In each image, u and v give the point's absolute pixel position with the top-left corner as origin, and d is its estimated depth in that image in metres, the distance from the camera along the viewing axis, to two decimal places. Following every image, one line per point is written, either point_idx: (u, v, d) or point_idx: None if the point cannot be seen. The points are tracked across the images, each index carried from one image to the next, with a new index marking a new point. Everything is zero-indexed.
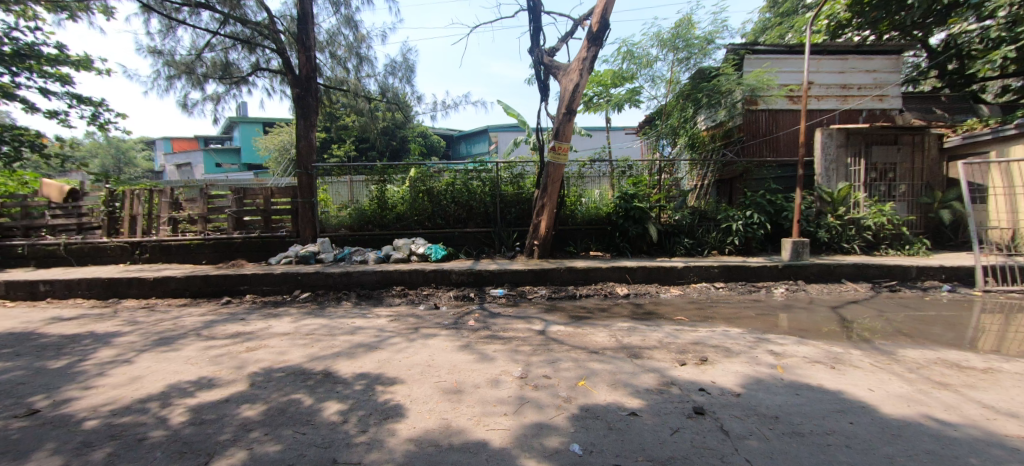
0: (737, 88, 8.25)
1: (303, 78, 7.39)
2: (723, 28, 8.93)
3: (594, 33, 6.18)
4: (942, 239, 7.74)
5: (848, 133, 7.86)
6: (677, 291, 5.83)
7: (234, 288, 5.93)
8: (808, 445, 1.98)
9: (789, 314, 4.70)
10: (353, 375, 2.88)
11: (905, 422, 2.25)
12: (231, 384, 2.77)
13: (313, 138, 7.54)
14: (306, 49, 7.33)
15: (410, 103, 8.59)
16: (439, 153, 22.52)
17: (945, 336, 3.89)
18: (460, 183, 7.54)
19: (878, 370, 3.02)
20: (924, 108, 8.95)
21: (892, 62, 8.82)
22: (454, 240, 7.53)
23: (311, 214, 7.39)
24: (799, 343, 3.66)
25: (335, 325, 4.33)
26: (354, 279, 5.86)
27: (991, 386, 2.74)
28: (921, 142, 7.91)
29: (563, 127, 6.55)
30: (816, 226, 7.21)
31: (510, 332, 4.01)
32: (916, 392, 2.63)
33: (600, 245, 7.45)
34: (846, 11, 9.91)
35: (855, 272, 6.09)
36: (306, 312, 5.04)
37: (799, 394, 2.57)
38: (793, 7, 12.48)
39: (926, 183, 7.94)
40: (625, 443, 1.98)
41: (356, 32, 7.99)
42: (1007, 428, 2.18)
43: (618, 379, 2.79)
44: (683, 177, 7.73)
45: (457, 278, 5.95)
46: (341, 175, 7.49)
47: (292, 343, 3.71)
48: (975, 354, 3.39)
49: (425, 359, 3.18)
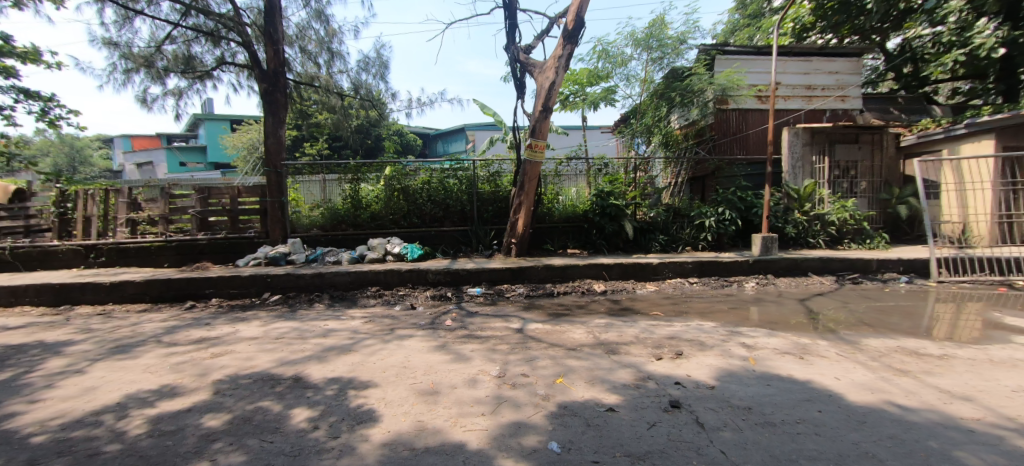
0: (709, 88, 8.45)
1: (270, 72, 7.12)
2: (695, 29, 9.13)
3: (570, 31, 6.20)
4: (898, 233, 8.15)
5: (813, 132, 8.18)
6: (653, 287, 5.92)
7: (198, 292, 5.67)
8: (779, 434, 2.03)
9: (759, 307, 4.84)
10: (325, 379, 2.79)
11: (870, 408, 2.33)
12: (194, 393, 2.63)
13: (282, 136, 7.29)
14: (274, 42, 7.07)
15: (385, 100, 8.42)
16: (415, 151, 22.22)
17: (903, 325, 4.08)
18: (436, 182, 7.45)
19: (843, 359, 3.13)
20: (882, 108, 9.45)
21: (853, 64, 9.27)
22: (431, 239, 7.42)
23: (281, 214, 7.15)
24: (769, 335, 3.77)
25: (307, 328, 4.19)
26: (327, 280, 5.70)
27: (946, 371, 2.88)
28: (880, 141, 8.30)
29: (540, 125, 6.52)
30: (784, 222, 7.46)
31: (488, 331, 3.97)
32: (878, 379, 2.74)
33: (577, 242, 7.50)
34: (810, 15, 10.37)
35: (820, 266, 6.34)
36: (276, 316, 4.85)
37: (770, 385, 2.64)
38: (760, 10, 12.93)
39: (884, 181, 8.33)
40: (603, 439, 1.97)
41: (328, 27, 7.78)
42: (961, 411, 2.30)
43: (595, 375, 2.79)
44: (658, 175, 7.85)
45: (434, 277, 5.87)
46: (313, 174, 7.28)
47: (260, 348, 3.56)
48: (931, 341, 3.56)
49: (400, 361, 3.11)
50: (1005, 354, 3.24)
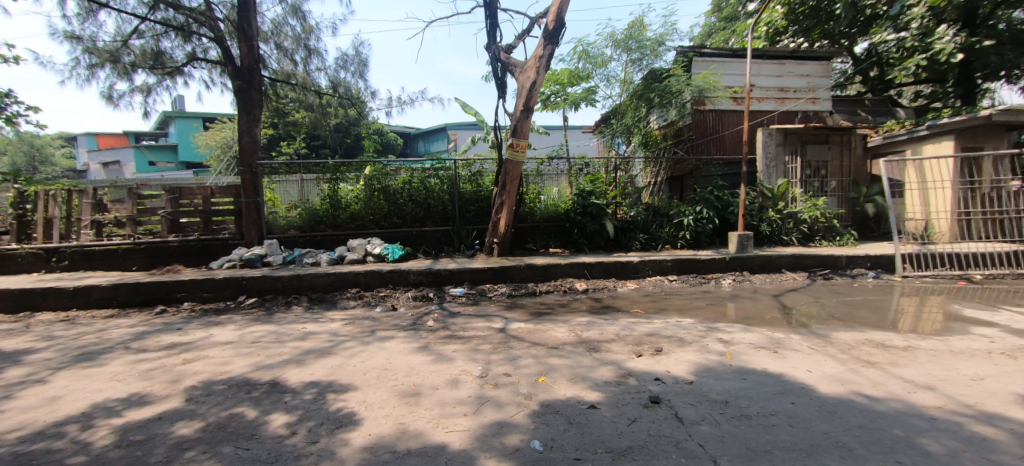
0: (687, 89, 8.61)
1: (244, 69, 6.93)
2: (672, 31, 9.30)
3: (551, 31, 6.23)
4: (866, 230, 8.47)
5: (785, 133, 8.43)
6: (633, 285, 6.01)
7: (169, 296, 5.47)
8: (755, 427, 2.08)
9: (735, 303, 4.97)
10: (303, 383, 2.73)
11: (840, 399, 2.42)
12: (165, 401, 2.53)
13: (258, 134, 7.10)
14: (248, 38, 6.88)
15: (364, 99, 8.30)
16: (395, 150, 21.99)
17: (870, 318, 4.25)
18: (417, 182, 7.38)
19: (814, 352, 3.24)
20: (850, 110, 9.80)
21: (824, 68, 9.59)
22: (412, 239, 7.35)
23: (256, 214, 6.97)
24: (745, 330, 3.87)
25: (285, 332, 4.10)
26: (305, 283, 5.59)
27: (910, 362, 3.02)
28: (848, 141, 8.63)
29: (521, 124, 6.54)
30: (759, 221, 7.67)
31: (470, 332, 3.95)
32: (848, 371, 2.85)
33: (559, 242, 7.55)
34: (782, 19, 10.69)
35: (793, 263, 6.55)
36: (252, 319, 4.72)
37: (746, 379, 2.71)
38: (735, 13, 13.27)
39: (853, 180, 8.66)
40: (584, 436, 1.99)
41: (304, 23, 7.62)
42: (924, 399, 2.41)
43: (577, 373, 2.82)
44: (638, 174, 7.96)
45: (415, 278, 5.81)
46: (290, 174, 7.11)
47: (235, 353, 3.46)
48: (897, 334, 3.73)
49: (381, 363, 3.07)
50: (963, 345, 3.41)
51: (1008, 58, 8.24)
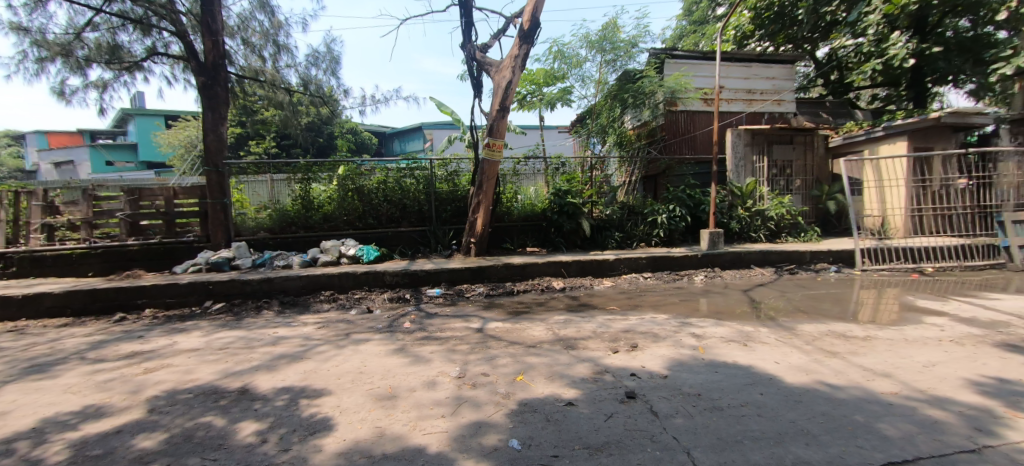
0: (659, 90, 8.80)
1: (208, 65, 6.66)
2: (645, 33, 9.48)
3: (526, 31, 6.25)
4: (828, 227, 8.86)
5: (753, 133, 8.70)
6: (609, 283, 6.10)
7: (129, 302, 5.20)
8: (726, 418, 2.15)
9: (707, 298, 5.12)
10: (275, 390, 2.65)
11: (805, 389, 2.52)
12: (124, 412, 2.41)
13: (224, 133, 6.84)
14: (212, 33, 6.61)
15: (337, 97, 8.12)
16: (370, 150, 21.59)
17: (832, 310, 4.47)
18: (392, 182, 7.27)
19: (781, 344, 3.37)
20: (813, 112, 10.22)
21: (788, 71, 9.99)
22: (388, 240, 7.23)
23: (223, 216, 6.72)
24: (716, 324, 3.99)
25: (254, 337, 3.96)
26: (276, 286, 5.43)
27: (868, 351, 3.18)
28: (811, 142, 9.01)
29: (497, 124, 6.53)
30: (728, 218, 7.92)
31: (447, 332, 3.93)
32: (812, 362, 2.97)
33: (536, 241, 7.58)
34: (749, 24, 11.26)
35: (761, 259, 6.79)
36: (219, 325, 4.54)
37: (717, 372, 2.79)
38: (704, 17, 13.67)
39: (815, 179, 9.06)
40: (562, 433, 2.01)
41: (273, 19, 7.38)
42: (882, 386, 2.54)
43: (554, 371, 2.84)
44: (613, 174, 8.08)
45: (391, 279, 5.73)
46: (259, 173, 6.88)
47: (202, 360, 3.32)
48: (857, 324, 3.92)
49: (356, 367, 3.01)
50: (917, 334, 3.61)
51: (955, 64, 8.83)
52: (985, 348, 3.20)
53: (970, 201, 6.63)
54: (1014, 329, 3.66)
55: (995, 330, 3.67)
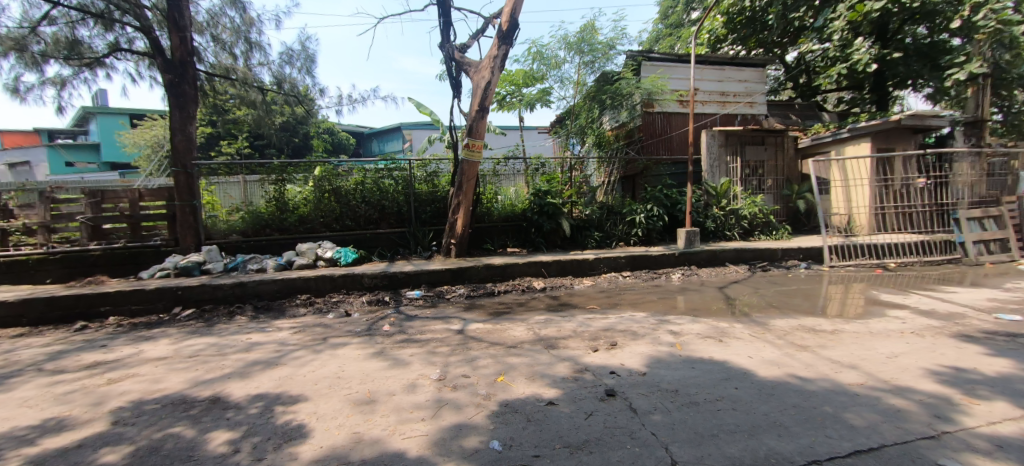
0: (636, 91, 8.96)
1: (176, 61, 6.41)
2: (622, 35, 9.62)
3: (505, 32, 6.25)
4: (798, 225, 9.19)
5: (727, 134, 8.91)
6: (589, 282, 6.16)
7: (91, 311, 4.96)
8: (702, 413, 2.20)
9: (684, 296, 5.22)
10: (248, 397, 2.57)
11: (778, 382, 2.60)
12: (86, 425, 2.29)
13: (192, 132, 6.59)
14: (180, 29, 6.36)
15: (312, 96, 7.94)
16: (348, 150, 21.20)
17: (803, 305, 4.63)
18: (370, 182, 7.16)
19: (754, 339, 3.47)
20: (783, 114, 10.57)
21: (759, 74, 10.30)
22: (366, 241, 7.11)
23: (193, 219, 6.49)
24: (693, 321, 4.08)
25: (227, 343, 3.83)
26: (250, 290, 5.27)
27: (836, 344, 3.31)
28: (781, 143, 9.32)
29: (477, 124, 6.50)
30: (704, 217, 8.11)
31: (427, 334, 3.89)
32: (784, 355, 3.07)
33: (516, 241, 7.59)
34: (722, 28, 11.63)
35: (735, 257, 6.98)
36: (189, 332, 4.37)
37: (694, 368, 2.86)
38: (680, 21, 14.00)
39: (786, 179, 9.37)
40: (543, 432, 2.02)
41: (244, 15, 7.17)
42: (849, 378, 2.64)
43: (535, 371, 2.85)
44: (592, 174, 8.15)
45: (370, 282, 5.64)
46: (231, 174, 6.66)
47: (170, 369, 3.19)
48: (826, 319, 4.07)
49: (333, 371, 2.95)
50: (880, 327, 3.77)
51: (913, 68, 9.20)
52: (943, 339, 3.37)
53: (928, 199, 6.89)
54: (969, 321, 3.87)
55: (952, 321, 3.87)
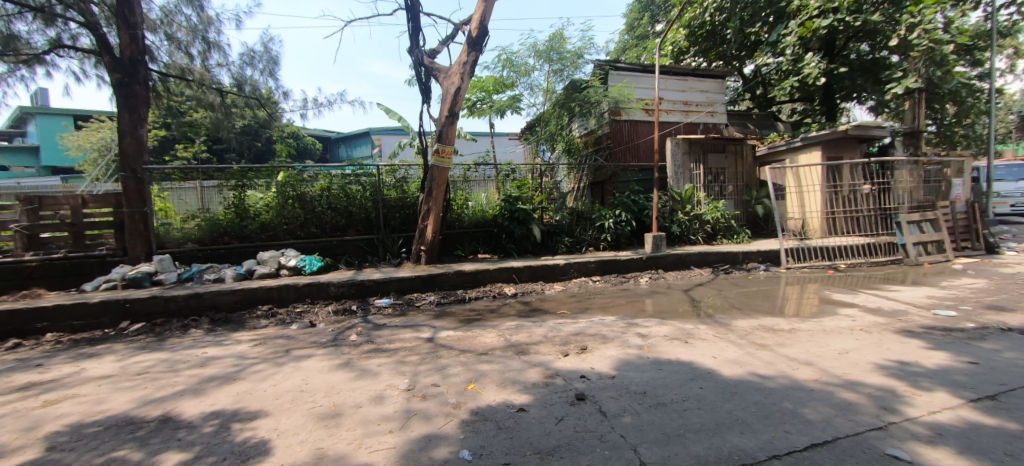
0: (604, 100, 9.15)
1: (125, 60, 6.05)
2: (590, 45, 9.83)
3: (474, 39, 6.27)
4: (757, 229, 9.66)
5: (690, 142, 9.24)
6: (559, 287, 6.22)
7: (26, 327, 4.55)
8: (669, 413, 2.25)
9: (652, 299, 5.36)
10: (204, 415, 2.42)
11: (740, 380, 2.70)
12: (15, 453, 2.09)
13: (144, 135, 6.23)
14: (131, 26, 6.03)
15: (276, 100, 7.68)
16: (314, 155, 20.62)
17: (763, 306, 4.84)
18: (337, 188, 6.97)
19: (718, 339, 3.60)
20: (742, 123, 11.10)
21: (719, 85, 10.77)
22: (333, 249, 6.91)
23: (143, 227, 6.12)
24: (660, 323, 4.18)
25: (179, 359, 3.62)
26: (206, 302, 5.00)
27: (792, 342, 3.47)
28: (741, 151, 9.76)
29: (446, 130, 6.46)
30: (670, 222, 8.36)
31: (396, 343, 3.81)
32: (746, 354, 3.19)
33: (487, 247, 7.58)
34: (684, 41, 12.14)
35: (699, 260, 7.22)
36: (138, 348, 4.10)
37: (661, 369, 2.92)
38: (645, 33, 14.52)
39: (746, 185, 9.82)
40: (513, 439, 2.01)
41: (202, 13, 6.86)
42: (805, 374, 2.78)
43: (506, 377, 2.84)
44: (562, 180, 8.24)
45: (336, 290, 5.47)
46: (186, 180, 6.36)
47: (115, 388, 2.97)
48: (783, 318, 4.27)
49: (296, 385, 2.83)
50: (833, 324, 3.99)
51: (858, 83, 9.82)
52: (888, 335, 3.60)
53: (873, 204, 7.41)
54: (911, 317, 4.16)
55: (896, 318, 4.15)
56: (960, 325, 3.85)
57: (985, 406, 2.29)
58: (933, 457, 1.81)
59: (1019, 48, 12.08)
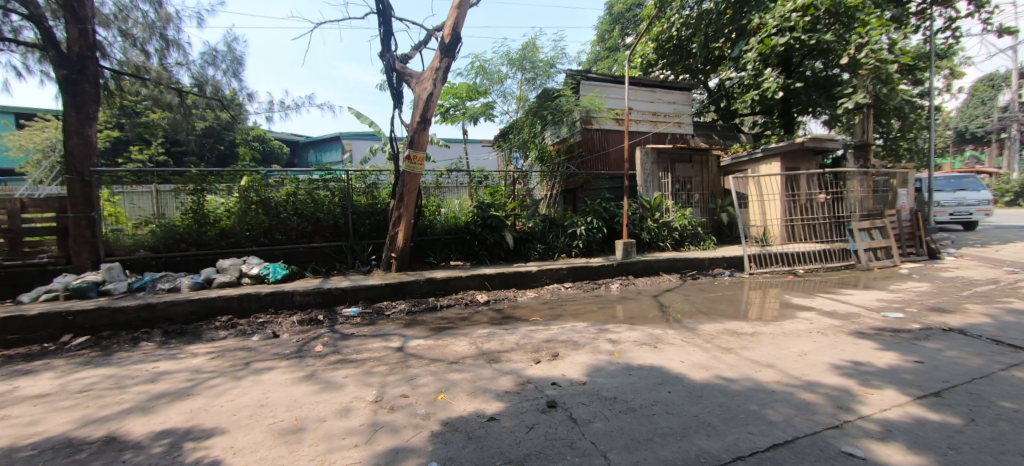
0: (576, 109, 9.30)
1: (72, 56, 5.68)
2: (562, 55, 9.99)
3: (447, 45, 6.26)
4: (722, 236, 10.02)
5: (658, 152, 9.49)
6: (532, 294, 6.23)
7: None
8: (638, 418, 2.27)
9: (623, 305, 5.45)
10: (153, 434, 2.27)
11: (707, 383, 2.77)
12: None
13: (92, 135, 5.84)
14: (80, 20, 5.68)
15: (239, 101, 7.40)
16: (280, 160, 19.97)
17: (728, 310, 5.00)
18: (303, 193, 6.77)
19: (685, 344, 3.69)
20: (707, 134, 11.54)
21: (685, 97, 11.17)
22: (299, 256, 6.68)
23: (90, 233, 5.72)
24: (630, 329, 4.25)
25: (127, 374, 3.38)
26: (159, 313, 4.72)
27: (755, 345, 3.60)
28: (706, 161, 10.13)
29: (418, 136, 6.39)
30: (640, 229, 8.57)
31: (364, 354, 3.70)
32: (712, 358, 3.28)
33: (459, 254, 7.51)
34: (653, 54, 12.53)
35: (668, 266, 7.41)
36: (80, 363, 3.81)
37: (630, 374, 2.97)
38: (616, 45, 14.93)
39: (711, 193, 10.19)
40: (484, 450, 1.98)
41: (160, 10, 6.56)
42: (767, 376, 2.88)
43: (477, 386, 2.80)
44: (535, 187, 8.33)
45: (302, 299, 5.28)
46: (140, 183, 6.06)
47: (52, 407, 2.74)
48: (747, 322, 4.43)
49: (256, 399, 2.70)
50: (792, 327, 4.17)
51: (813, 98, 10.51)
52: (842, 336, 3.79)
53: (828, 212, 7.77)
54: (863, 319, 4.40)
55: (850, 320, 4.37)
56: (906, 326, 4.10)
57: (930, 402, 2.43)
58: (885, 453, 1.90)
59: (954, 70, 13.09)
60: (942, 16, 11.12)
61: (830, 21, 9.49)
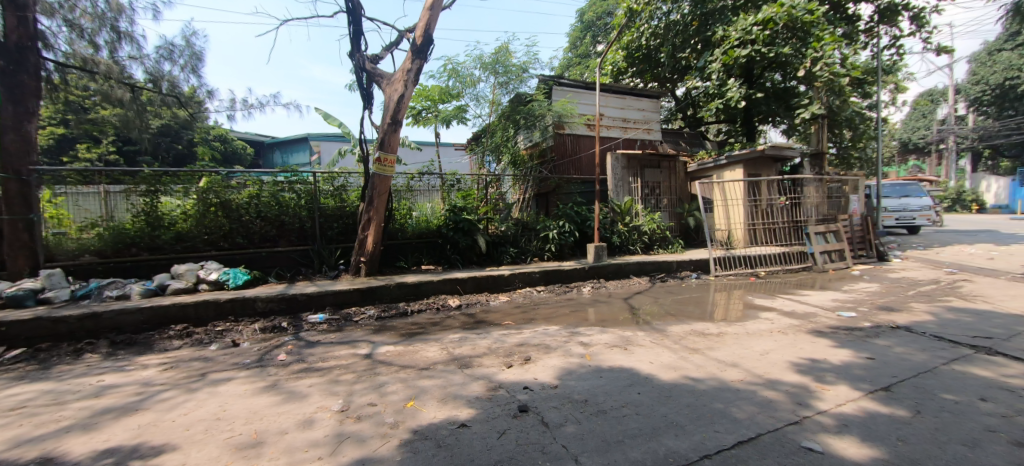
0: (548, 113, 9.40)
1: (9, 45, 5.25)
2: (535, 60, 10.07)
3: (418, 47, 6.18)
4: (689, 239, 10.33)
5: (628, 158, 9.70)
6: (504, 298, 6.21)
7: None
8: (609, 421, 2.29)
9: (594, 308, 5.51)
10: (95, 454, 2.10)
11: (675, 384, 2.83)
12: None
13: (32, 132, 5.40)
14: (18, 8, 5.26)
15: (198, 99, 7.06)
16: (244, 161, 19.22)
17: (695, 312, 5.14)
18: (267, 196, 6.51)
19: (654, 345, 3.76)
20: (674, 141, 11.92)
21: (654, 104, 11.49)
22: (262, 261, 6.42)
23: (27, 236, 5.26)
24: (601, 332, 4.30)
25: (67, 389, 3.13)
26: (106, 323, 4.41)
27: (720, 345, 3.71)
28: (674, 167, 10.44)
29: (388, 138, 6.26)
30: (611, 233, 8.73)
31: (330, 361, 3.58)
32: (680, 359, 3.35)
33: (431, 258, 7.41)
34: (623, 61, 12.83)
35: (638, 268, 7.57)
36: (13, 378, 3.49)
37: (601, 377, 2.99)
38: (588, 51, 15.21)
39: (678, 198, 10.50)
40: (454, 457, 1.94)
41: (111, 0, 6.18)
42: (731, 375, 2.96)
43: (448, 392, 2.75)
44: (508, 191, 8.24)
45: (264, 306, 5.07)
46: (86, 183, 5.71)
47: None
48: (713, 323, 4.56)
49: (213, 412, 2.56)
50: (755, 328, 4.32)
51: (772, 108, 10.99)
52: (801, 336, 3.96)
53: (787, 217, 8.18)
54: (820, 319, 4.62)
55: (808, 320, 4.57)
56: (859, 325, 4.33)
57: (880, 396, 2.57)
58: (840, 447, 1.99)
59: (898, 85, 14.03)
60: (888, 34, 11.91)
61: (788, 35, 9.95)
